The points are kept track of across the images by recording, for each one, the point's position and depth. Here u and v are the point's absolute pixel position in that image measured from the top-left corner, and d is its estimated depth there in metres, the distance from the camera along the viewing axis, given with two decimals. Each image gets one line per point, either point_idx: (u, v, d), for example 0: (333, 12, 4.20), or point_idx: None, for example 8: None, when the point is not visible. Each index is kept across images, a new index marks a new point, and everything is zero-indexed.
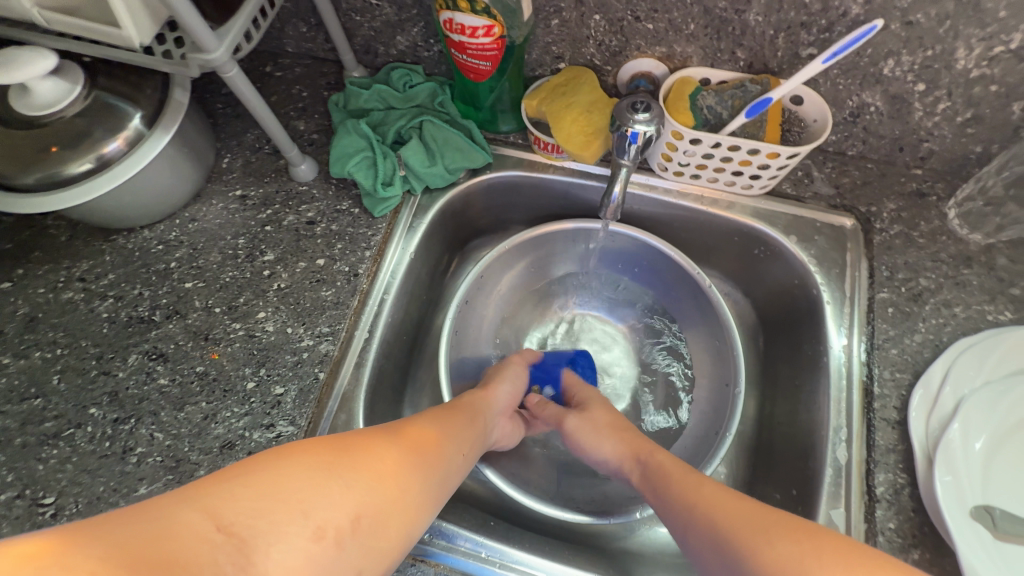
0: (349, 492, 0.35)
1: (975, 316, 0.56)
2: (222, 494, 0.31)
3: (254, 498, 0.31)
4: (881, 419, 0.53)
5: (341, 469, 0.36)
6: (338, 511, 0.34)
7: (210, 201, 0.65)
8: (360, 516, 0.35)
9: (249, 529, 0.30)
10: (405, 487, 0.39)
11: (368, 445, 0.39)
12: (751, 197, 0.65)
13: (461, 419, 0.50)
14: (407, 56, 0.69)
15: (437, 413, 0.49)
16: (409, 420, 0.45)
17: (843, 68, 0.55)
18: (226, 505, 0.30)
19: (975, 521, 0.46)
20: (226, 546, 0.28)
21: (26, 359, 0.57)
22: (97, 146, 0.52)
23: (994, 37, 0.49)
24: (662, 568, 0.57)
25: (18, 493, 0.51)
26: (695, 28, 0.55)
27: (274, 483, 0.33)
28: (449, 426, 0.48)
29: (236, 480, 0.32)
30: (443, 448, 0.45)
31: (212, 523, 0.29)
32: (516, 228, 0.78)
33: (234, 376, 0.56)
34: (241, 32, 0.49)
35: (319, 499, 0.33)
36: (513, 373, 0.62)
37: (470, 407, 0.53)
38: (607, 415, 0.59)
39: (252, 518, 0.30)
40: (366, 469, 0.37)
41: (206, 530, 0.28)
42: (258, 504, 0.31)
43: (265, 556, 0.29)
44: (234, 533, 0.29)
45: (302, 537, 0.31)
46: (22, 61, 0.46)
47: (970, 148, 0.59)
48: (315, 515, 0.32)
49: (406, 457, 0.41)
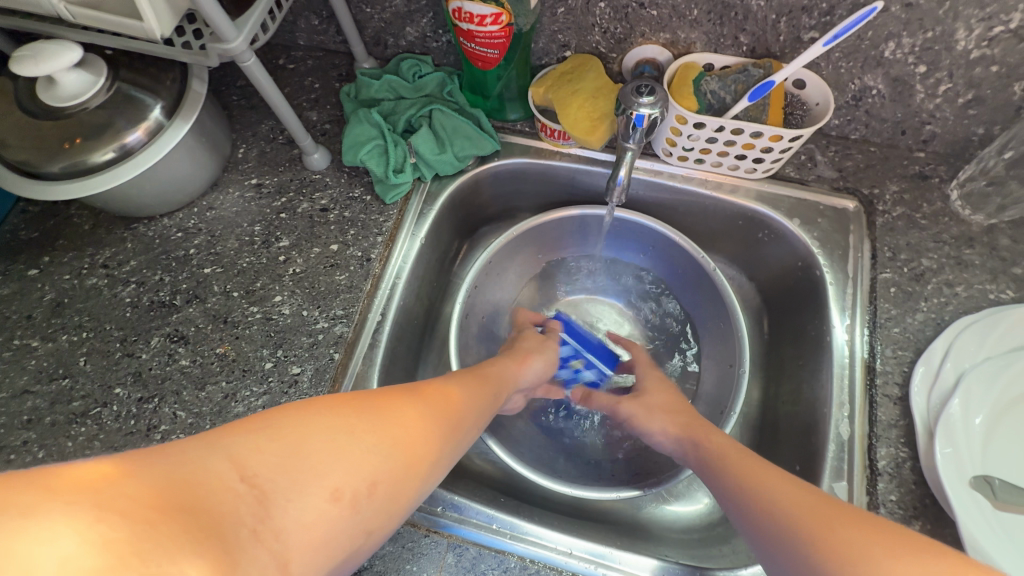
0: (369, 455, 0.34)
1: (977, 295, 0.57)
2: (247, 443, 0.30)
3: (278, 452, 0.31)
4: (883, 396, 0.54)
5: (371, 426, 0.36)
6: (359, 474, 0.33)
7: (226, 190, 0.67)
8: (378, 482, 0.34)
9: (270, 482, 0.29)
10: (431, 448, 0.39)
11: (403, 399, 0.40)
12: (754, 181, 0.66)
13: (487, 391, 0.51)
14: (417, 47, 0.71)
15: (464, 377, 0.50)
16: (443, 382, 0.46)
17: (845, 51, 0.56)
18: (251, 455, 0.30)
19: (975, 491, 0.47)
20: (248, 497, 0.28)
21: (54, 341, 0.59)
22: (120, 135, 0.53)
23: (994, 18, 0.50)
24: (669, 541, 0.59)
25: (49, 469, 0.53)
26: (699, 13, 0.56)
27: (299, 437, 0.32)
28: (476, 396, 0.48)
29: (260, 431, 0.31)
30: (466, 414, 0.45)
31: (234, 472, 0.28)
32: (523, 215, 0.80)
33: (253, 357, 0.58)
34: (257, 24, 0.51)
35: (338, 460, 0.32)
36: (549, 353, 0.63)
37: (494, 376, 0.54)
38: (664, 398, 0.59)
39: (275, 472, 0.30)
40: (398, 427, 0.37)
41: (230, 479, 0.28)
42: (281, 460, 0.30)
43: (283, 511, 0.29)
44: (256, 486, 0.29)
45: (319, 497, 0.30)
46: (49, 55, 0.48)
47: (972, 130, 0.60)
48: (334, 476, 0.32)
49: (438, 413, 0.42)
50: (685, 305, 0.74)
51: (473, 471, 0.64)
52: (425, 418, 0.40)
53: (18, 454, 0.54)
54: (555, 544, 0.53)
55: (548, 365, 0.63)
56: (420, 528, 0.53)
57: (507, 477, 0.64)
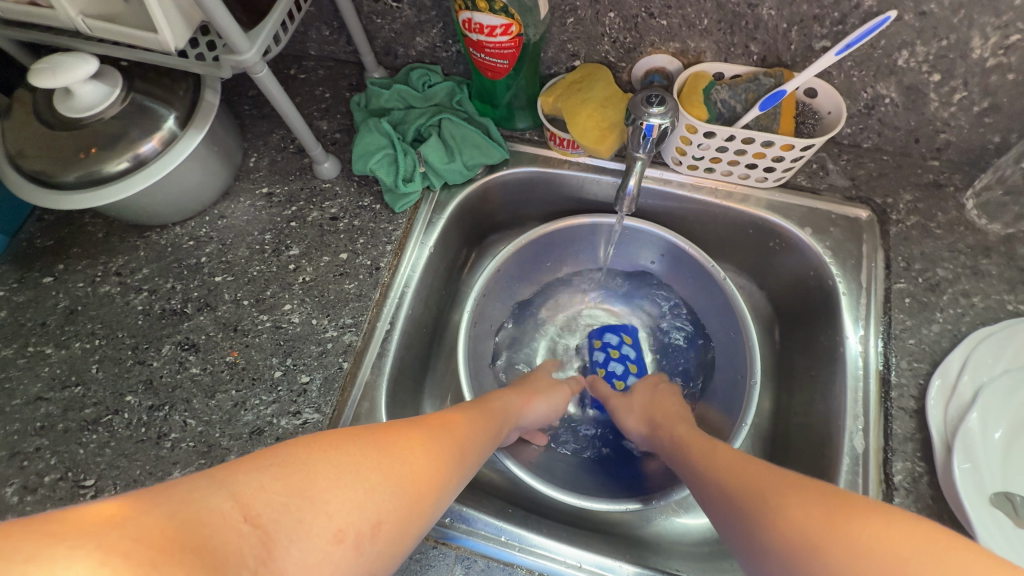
0: (373, 495, 0.34)
1: (994, 306, 0.56)
2: (254, 481, 0.30)
3: (285, 491, 0.30)
4: (898, 408, 0.53)
5: (377, 465, 0.36)
6: (363, 514, 0.33)
7: (238, 199, 0.67)
8: (382, 522, 0.34)
9: (274, 522, 0.29)
10: (435, 488, 0.39)
11: (408, 436, 0.40)
12: (765, 189, 0.65)
13: (492, 425, 0.51)
14: (426, 57, 0.71)
15: (470, 410, 0.50)
16: (447, 415, 0.46)
17: (857, 60, 0.56)
18: (257, 493, 0.29)
19: (995, 508, 0.46)
20: (252, 538, 0.27)
21: (67, 348, 0.60)
22: (135, 146, 0.54)
23: (1010, 26, 0.49)
24: (680, 554, 0.58)
25: (61, 475, 0.53)
26: (709, 23, 0.56)
27: (307, 476, 0.32)
28: (480, 429, 0.49)
29: (267, 469, 0.31)
30: (470, 447, 0.45)
31: (240, 512, 0.28)
32: (532, 223, 0.80)
33: (263, 365, 0.58)
34: (269, 37, 0.52)
35: (344, 500, 0.32)
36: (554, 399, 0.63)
37: (499, 410, 0.54)
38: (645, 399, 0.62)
39: (280, 512, 0.29)
40: (404, 465, 0.37)
41: (235, 519, 0.27)
42: (288, 500, 0.30)
43: (286, 552, 0.28)
44: (260, 526, 0.28)
45: (324, 538, 0.30)
46: (66, 68, 0.48)
47: (988, 138, 0.59)
48: (338, 516, 0.31)
49: (443, 451, 0.41)
50: (694, 314, 0.73)
51: (480, 480, 0.63)
52: (431, 455, 0.40)
53: (31, 461, 0.54)
54: (564, 557, 0.52)
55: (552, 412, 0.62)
56: (428, 539, 0.53)
57: (515, 487, 0.64)
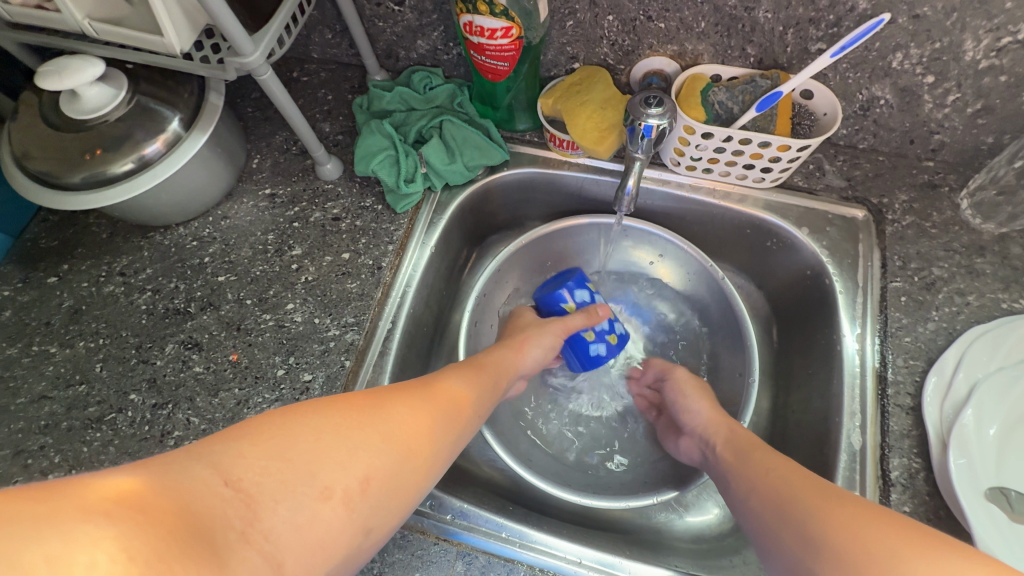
0: (358, 452, 0.34)
1: (989, 304, 0.57)
2: (232, 450, 0.30)
3: (265, 455, 0.31)
4: (895, 406, 0.53)
5: (360, 424, 0.36)
6: (350, 472, 0.33)
7: (241, 199, 0.68)
8: (370, 479, 0.34)
9: (256, 486, 0.29)
10: (427, 445, 0.39)
11: (393, 395, 0.40)
12: (763, 190, 0.66)
13: (483, 382, 0.51)
14: (428, 59, 0.72)
15: (460, 370, 0.50)
16: (438, 377, 0.46)
17: (852, 62, 0.57)
18: (235, 460, 0.30)
19: (990, 503, 0.47)
20: (236, 501, 0.28)
21: (71, 348, 0.60)
22: (139, 147, 0.55)
23: (1002, 29, 0.50)
24: (680, 551, 0.58)
25: (65, 474, 0.54)
26: (706, 26, 0.57)
27: (284, 440, 0.32)
28: (473, 388, 0.48)
29: (244, 437, 0.31)
30: (463, 404, 0.45)
31: (220, 477, 0.29)
32: (532, 224, 0.80)
33: (265, 363, 0.58)
34: (274, 39, 0.52)
35: (327, 459, 0.33)
36: (548, 342, 0.62)
37: (490, 370, 0.54)
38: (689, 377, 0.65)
39: (261, 475, 0.30)
40: (389, 423, 0.38)
41: (215, 484, 0.28)
42: (267, 463, 0.31)
43: (273, 513, 0.29)
44: (243, 489, 0.29)
45: (309, 497, 0.31)
46: (71, 70, 0.49)
47: (981, 139, 0.60)
48: (323, 476, 0.32)
49: (432, 411, 0.42)
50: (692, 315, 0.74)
51: (481, 478, 0.64)
52: (421, 414, 0.40)
53: (35, 459, 0.55)
54: (564, 553, 0.53)
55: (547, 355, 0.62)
56: (430, 536, 0.53)
57: (516, 485, 0.64)
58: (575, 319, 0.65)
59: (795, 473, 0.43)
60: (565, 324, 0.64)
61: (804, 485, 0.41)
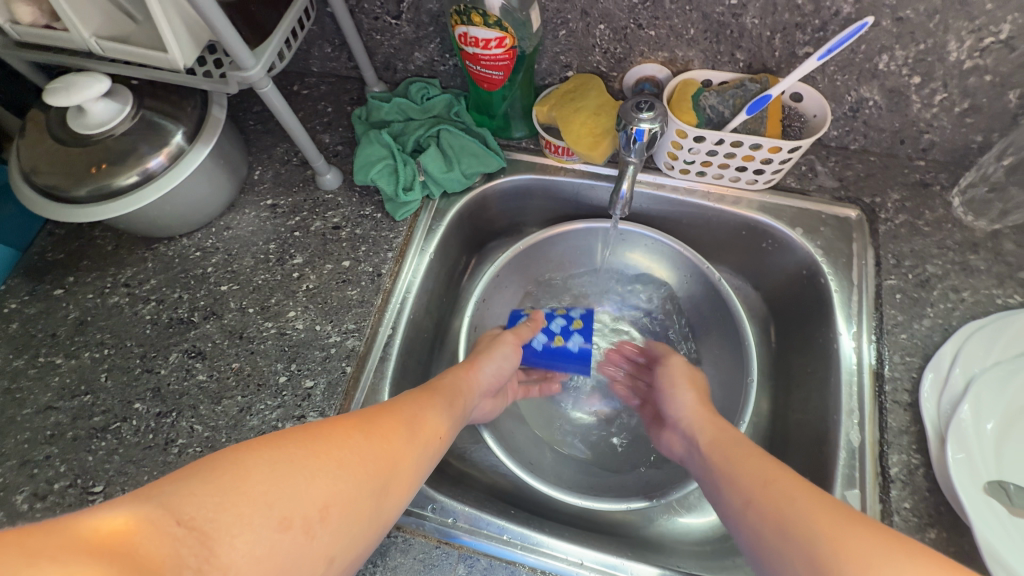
0: (316, 480, 0.35)
1: (983, 300, 0.57)
2: (182, 489, 0.30)
3: (216, 491, 0.31)
4: (893, 402, 0.54)
5: (315, 454, 0.36)
6: (308, 500, 0.33)
7: (243, 210, 0.69)
8: (329, 505, 0.34)
9: (211, 522, 0.29)
10: (385, 470, 0.40)
11: (344, 424, 0.40)
12: (756, 192, 0.67)
13: (439, 402, 0.50)
14: (424, 71, 0.73)
15: (416, 394, 0.50)
16: (392, 403, 0.46)
17: (840, 64, 0.58)
18: (188, 499, 0.29)
19: (989, 497, 0.47)
20: (189, 539, 0.28)
21: (76, 358, 0.61)
22: (143, 160, 0.56)
23: (984, 29, 0.51)
24: (681, 553, 0.58)
25: (70, 482, 0.54)
26: (695, 32, 0.58)
27: (237, 474, 0.32)
28: (429, 407, 0.48)
29: (197, 475, 0.31)
30: (421, 425, 0.45)
31: (172, 517, 0.28)
32: (530, 230, 0.81)
33: (267, 371, 0.59)
34: (274, 53, 0.54)
35: (283, 488, 0.33)
36: (500, 355, 0.62)
37: (446, 387, 0.53)
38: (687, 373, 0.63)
39: (215, 511, 0.30)
40: (345, 451, 0.38)
41: (167, 523, 0.28)
42: (220, 499, 0.30)
43: (230, 548, 0.29)
44: (197, 527, 0.28)
45: (267, 528, 0.31)
46: (80, 87, 0.51)
47: (970, 138, 0.61)
48: (280, 505, 0.32)
49: (387, 435, 0.42)
50: (689, 317, 0.74)
51: (482, 483, 0.64)
52: (375, 439, 0.41)
53: (40, 469, 0.55)
54: (566, 555, 0.53)
55: (503, 371, 0.61)
56: (430, 539, 0.54)
57: (517, 488, 0.64)
58: (523, 330, 0.67)
59: (773, 471, 0.43)
60: (517, 335, 0.66)
61: (783, 481, 0.41)
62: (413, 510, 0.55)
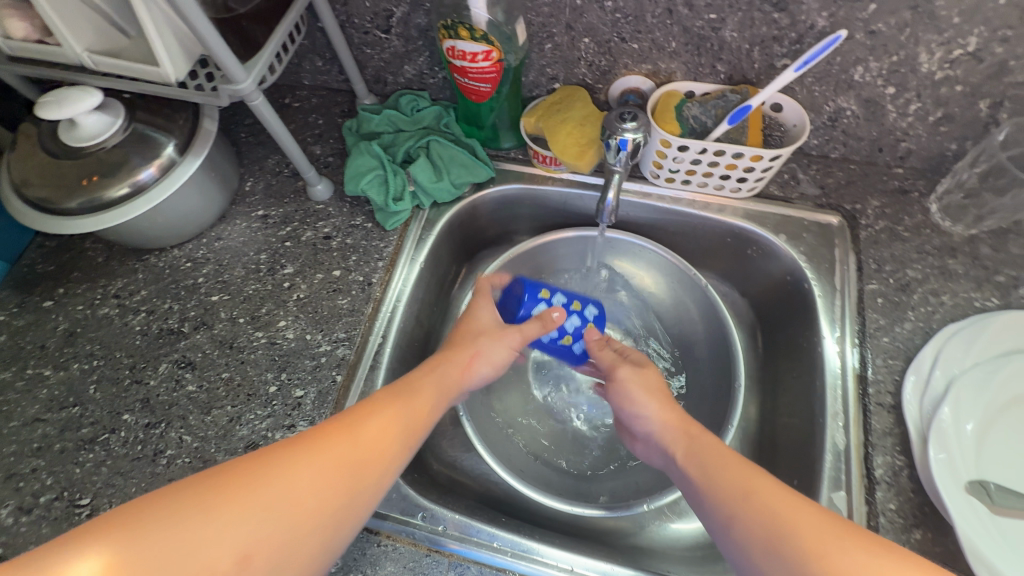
0: (233, 529, 0.33)
1: (962, 303, 0.58)
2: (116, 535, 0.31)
3: (135, 544, 0.31)
4: (876, 404, 0.55)
5: (236, 498, 0.35)
6: (220, 554, 0.32)
7: (234, 221, 0.70)
8: (250, 555, 0.33)
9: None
10: (325, 501, 0.37)
11: (284, 454, 0.38)
12: (740, 200, 0.68)
13: (412, 404, 0.47)
14: (414, 83, 0.75)
15: (385, 397, 0.46)
16: (353, 412, 0.44)
17: (817, 75, 0.59)
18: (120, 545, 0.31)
19: (971, 496, 0.48)
20: None
21: (65, 370, 0.61)
22: (134, 172, 0.56)
23: (952, 42, 0.53)
24: (672, 558, 0.58)
25: (57, 495, 0.54)
26: (677, 45, 0.60)
27: (157, 525, 0.32)
28: (396, 413, 0.45)
29: (131, 521, 0.32)
30: (379, 440, 0.43)
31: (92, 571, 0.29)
32: (520, 239, 0.82)
33: (258, 380, 0.59)
34: (264, 67, 0.55)
35: (196, 542, 0.32)
36: (496, 353, 0.59)
37: (427, 387, 0.50)
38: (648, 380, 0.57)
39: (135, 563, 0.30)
40: (275, 488, 0.36)
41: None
42: (141, 550, 0.31)
43: None
44: None
45: None
46: (71, 100, 0.51)
47: (946, 146, 0.63)
48: (193, 561, 0.31)
49: (333, 459, 0.39)
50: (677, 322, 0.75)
51: (474, 491, 0.64)
52: (315, 468, 0.38)
53: (27, 482, 0.55)
54: (557, 562, 0.53)
55: (496, 367, 0.59)
56: (420, 547, 0.53)
57: (508, 496, 0.64)
58: (530, 327, 0.61)
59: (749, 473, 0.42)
60: (521, 332, 0.60)
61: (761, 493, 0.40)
62: (403, 519, 0.55)
